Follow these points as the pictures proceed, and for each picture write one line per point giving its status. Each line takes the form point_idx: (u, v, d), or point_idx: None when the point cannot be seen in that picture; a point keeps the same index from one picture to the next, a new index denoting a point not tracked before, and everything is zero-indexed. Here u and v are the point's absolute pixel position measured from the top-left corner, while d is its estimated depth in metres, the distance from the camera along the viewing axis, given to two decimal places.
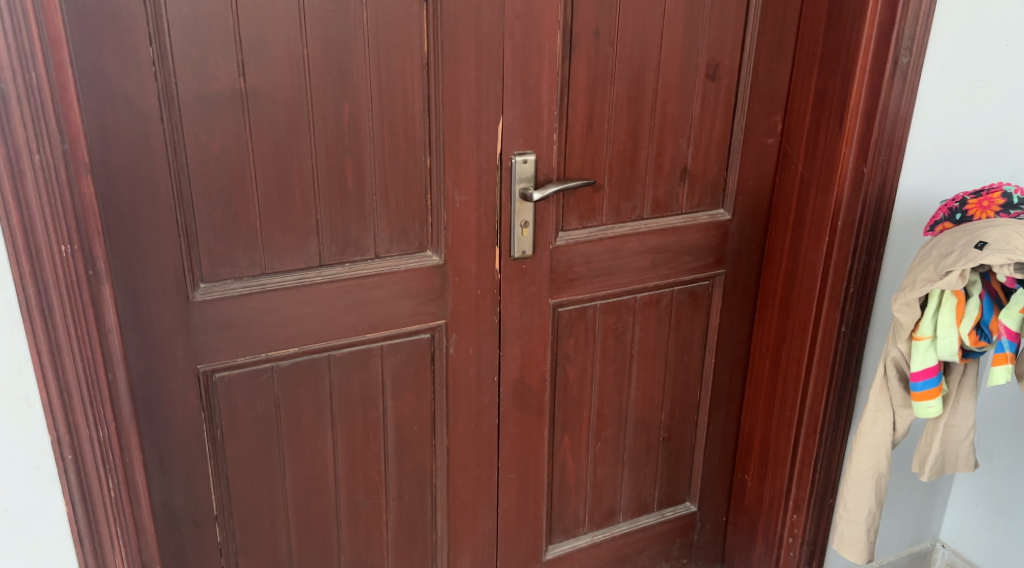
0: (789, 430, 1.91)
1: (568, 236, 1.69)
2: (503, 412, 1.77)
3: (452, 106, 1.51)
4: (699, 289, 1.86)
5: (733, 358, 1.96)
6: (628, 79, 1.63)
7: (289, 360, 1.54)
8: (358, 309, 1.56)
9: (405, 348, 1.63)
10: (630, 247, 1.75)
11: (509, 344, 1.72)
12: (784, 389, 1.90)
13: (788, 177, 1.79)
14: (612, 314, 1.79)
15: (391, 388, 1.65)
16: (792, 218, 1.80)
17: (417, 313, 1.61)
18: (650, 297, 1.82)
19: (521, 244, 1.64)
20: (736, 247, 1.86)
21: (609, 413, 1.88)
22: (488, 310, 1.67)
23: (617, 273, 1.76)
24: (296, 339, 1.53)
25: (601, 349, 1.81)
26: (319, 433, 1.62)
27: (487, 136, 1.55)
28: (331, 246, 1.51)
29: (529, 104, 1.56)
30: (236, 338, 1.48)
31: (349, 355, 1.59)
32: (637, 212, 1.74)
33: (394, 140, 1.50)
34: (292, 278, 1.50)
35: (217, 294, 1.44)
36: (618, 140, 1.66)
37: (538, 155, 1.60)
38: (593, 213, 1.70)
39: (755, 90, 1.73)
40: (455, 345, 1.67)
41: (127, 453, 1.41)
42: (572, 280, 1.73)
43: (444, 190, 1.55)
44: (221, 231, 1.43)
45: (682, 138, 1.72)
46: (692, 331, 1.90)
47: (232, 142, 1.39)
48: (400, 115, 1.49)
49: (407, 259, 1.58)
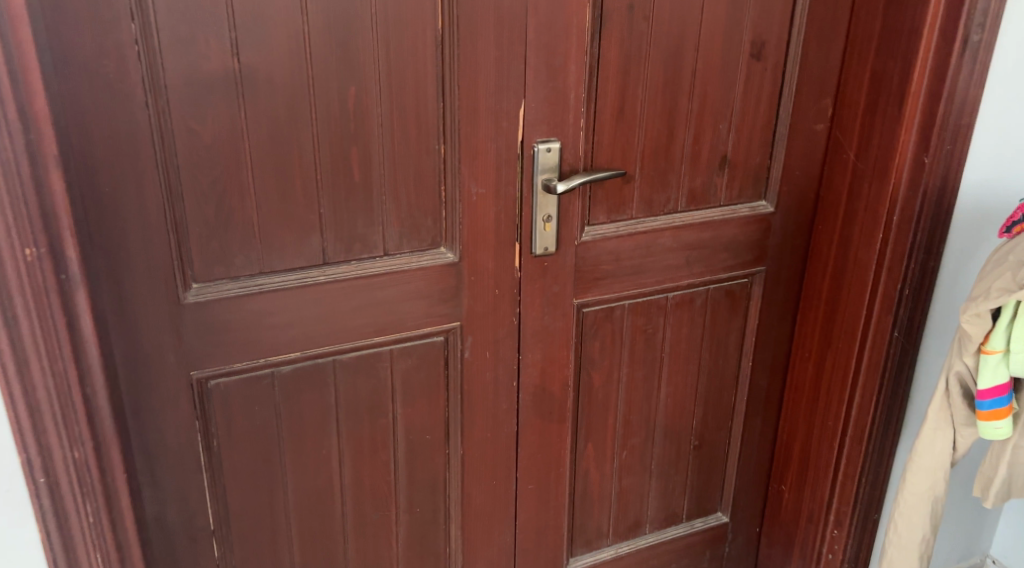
0: (833, 439, 1.76)
1: (595, 231, 1.55)
2: (522, 419, 1.64)
3: (470, 89, 1.36)
4: (737, 288, 1.72)
5: (772, 361, 1.82)
6: (664, 59, 1.47)
7: (289, 366, 1.42)
8: (364, 311, 1.43)
9: (416, 352, 1.50)
10: (663, 243, 1.60)
11: (529, 347, 1.59)
12: (828, 396, 1.76)
13: (839, 166, 1.63)
14: (642, 314, 1.65)
15: (402, 395, 1.52)
16: (842, 212, 1.65)
17: (430, 315, 1.48)
18: (683, 297, 1.67)
19: (543, 240, 1.50)
20: (779, 243, 1.71)
21: (636, 421, 1.75)
22: (507, 312, 1.54)
23: (647, 271, 1.62)
24: (297, 343, 1.40)
25: (628, 352, 1.68)
26: (324, 442, 1.50)
27: (508, 122, 1.41)
28: (336, 243, 1.38)
29: (555, 86, 1.42)
30: (232, 344, 1.36)
31: (355, 360, 1.46)
32: (671, 205, 1.59)
33: (405, 126, 1.35)
34: (293, 278, 1.36)
35: (210, 296, 1.31)
36: (652, 126, 1.51)
37: (564, 143, 1.46)
38: (623, 206, 1.55)
39: (804, 71, 1.57)
40: (470, 348, 1.54)
41: (109, 473, 1.29)
42: (598, 279, 1.58)
43: (460, 181, 1.41)
44: (215, 227, 1.29)
45: (722, 124, 1.57)
46: (728, 334, 1.75)
47: (225, 129, 1.25)
48: (412, 99, 1.34)
49: (419, 257, 1.44)
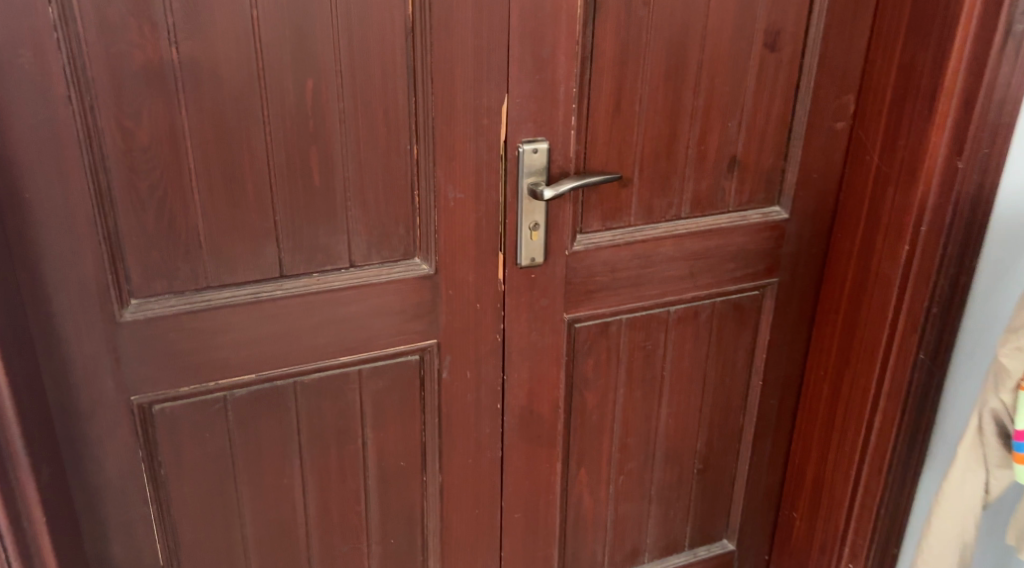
0: (849, 467, 1.60)
1: (589, 239, 1.39)
2: (508, 443, 1.50)
3: (444, 82, 1.21)
4: (747, 302, 1.56)
5: (784, 380, 1.66)
6: (665, 49, 1.31)
7: (244, 389, 1.28)
8: (328, 328, 1.29)
9: (388, 373, 1.36)
10: (664, 253, 1.45)
11: (515, 366, 1.44)
12: (845, 421, 1.60)
13: (861, 169, 1.47)
14: (640, 330, 1.50)
15: (372, 418, 1.38)
16: (864, 219, 1.49)
17: (403, 332, 1.34)
18: (686, 311, 1.52)
19: (529, 250, 1.35)
20: (794, 253, 1.55)
21: (634, 443, 1.60)
22: (489, 329, 1.39)
23: (647, 284, 1.46)
24: (252, 363, 1.26)
25: (625, 371, 1.53)
26: (285, 470, 1.36)
27: (488, 119, 1.26)
28: (295, 254, 1.24)
29: (542, 80, 1.26)
30: (177, 365, 1.22)
31: (319, 382, 1.32)
32: (673, 211, 1.43)
33: (371, 125, 1.20)
34: (245, 292, 1.23)
35: (151, 313, 1.18)
36: (652, 124, 1.36)
37: (553, 142, 1.30)
38: (619, 212, 1.40)
39: (825, 62, 1.41)
40: (449, 368, 1.39)
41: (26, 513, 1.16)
42: (591, 292, 1.43)
43: (434, 184, 1.26)
44: (155, 238, 1.16)
45: (732, 122, 1.40)
46: (736, 351, 1.60)
47: (163, 128, 1.11)
48: (378, 94, 1.19)
49: (389, 268, 1.30)
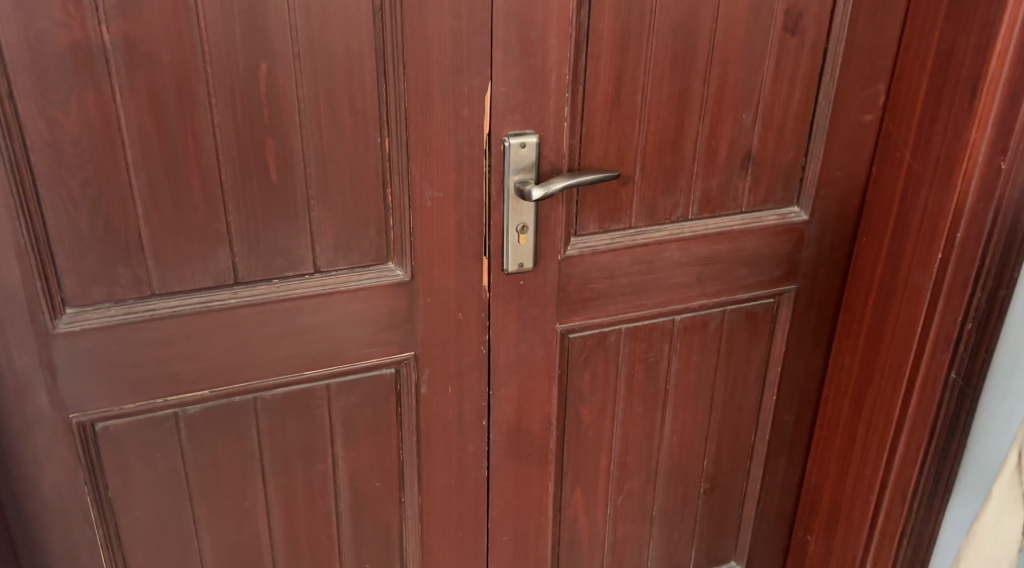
0: (869, 492, 1.47)
1: (584, 243, 1.26)
2: (495, 463, 1.36)
3: (418, 67, 1.08)
4: (761, 310, 1.41)
5: (800, 396, 1.52)
6: (672, 31, 1.17)
7: (197, 405, 1.16)
8: (291, 340, 1.16)
9: (360, 387, 1.23)
10: (668, 257, 1.31)
11: (502, 380, 1.31)
12: (866, 441, 1.46)
13: (890, 166, 1.32)
14: (642, 341, 1.36)
15: (342, 436, 1.26)
16: (892, 223, 1.34)
17: (375, 343, 1.21)
18: (693, 321, 1.38)
19: (517, 255, 1.21)
20: (814, 258, 1.40)
21: (634, 462, 1.46)
22: (473, 340, 1.26)
23: (648, 291, 1.32)
24: (205, 378, 1.14)
25: (625, 385, 1.39)
26: (245, 492, 1.24)
27: (470, 109, 1.12)
28: (252, 258, 1.11)
29: (530, 66, 1.12)
30: (119, 380, 1.11)
31: (281, 397, 1.20)
32: (679, 212, 1.29)
33: (335, 114, 1.08)
34: (195, 300, 1.10)
35: (88, 323, 1.06)
36: (656, 115, 1.21)
37: (543, 135, 1.16)
38: (619, 212, 1.26)
39: (852, 47, 1.26)
40: (427, 383, 1.26)
41: None
42: (587, 300, 1.30)
43: (409, 182, 1.13)
44: (89, 239, 1.04)
45: (746, 113, 1.26)
46: (748, 363, 1.46)
47: (94, 116, 0.99)
48: (342, 80, 1.06)
49: (359, 274, 1.17)
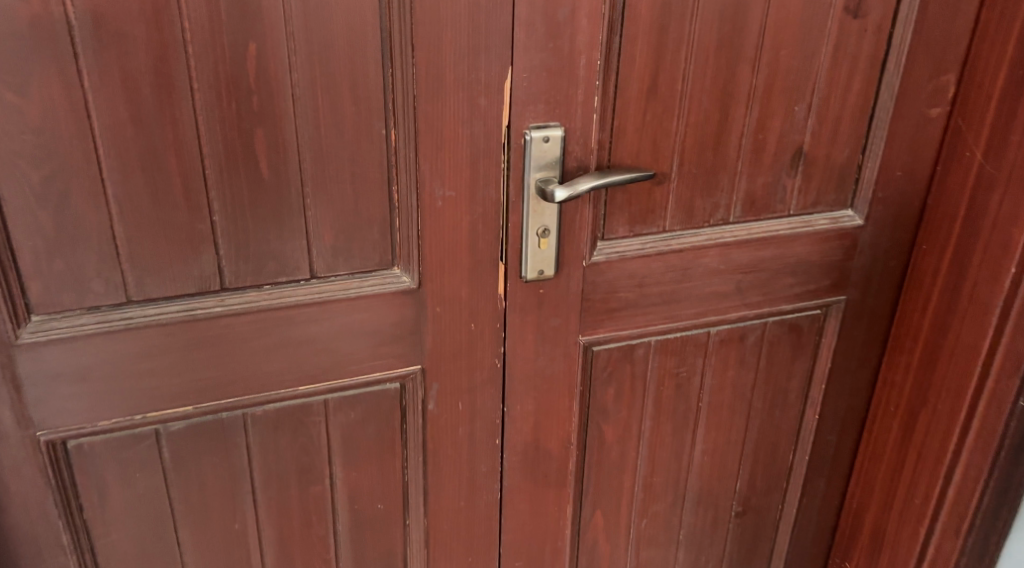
0: (918, 524, 1.33)
1: (612, 248, 1.13)
2: (508, 485, 1.24)
3: (430, 50, 0.95)
4: (806, 323, 1.28)
5: (845, 414, 1.39)
6: (718, 12, 1.03)
7: (180, 423, 1.05)
8: (284, 352, 1.05)
9: (360, 404, 1.12)
10: (706, 264, 1.18)
11: (518, 396, 1.18)
12: (917, 468, 1.32)
13: (957, 167, 1.18)
14: (673, 354, 1.24)
15: (341, 456, 1.14)
16: (958, 230, 1.20)
17: (378, 356, 1.09)
18: (730, 333, 1.25)
19: (536, 261, 1.09)
20: (867, 266, 1.26)
21: (661, 484, 1.34)
22: (486, 352, 1.14)
23: (682, 301, 1.20)
24: (188, 393, 1.03)
25: (653, 401, 1.26)
26: (234, 515, 1.12)
27: (487, 98, 0.99)
28: (241, 263, 0.99)
29: (557, 50, 0.99)
30: (92, 395, 0.99)
31: (273, 414, 1.08)
32: (719, 215, 1.16)
33: (335, 102, 0.95)
34: (177, 308, 0.99)
35: (56, 333, 0.95)
36: (697, 107, 1.08)
37: (569, 128, 1.03)
38: (652, 215, 1.13)
39: (921, 32, 1.11)
40: (435, 398, 1.14)
41: None
42: (614, 310, 1.17)
43: (417, 179, 1.01)
44: (57, 240, 0.92)
45: (799, 106, 1.12)
46: (789, 379, 1.32)
47: (59, 102, 0.87)
48: (343, 64, 0.94)
49: (361, 280, 1.05)
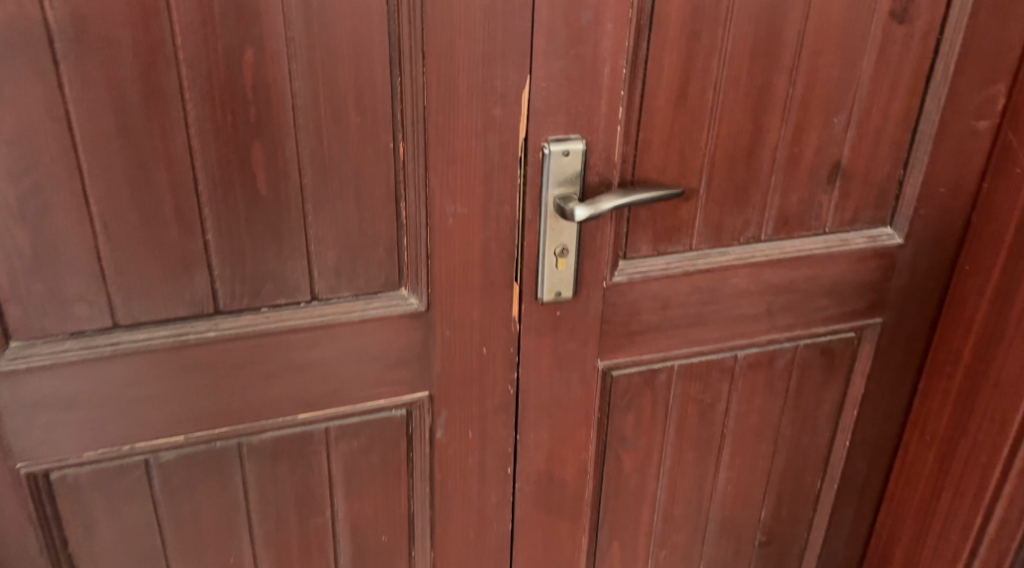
0: (954, 559, 1.26)
1: (635, 268, 1.05)
2: (520, 516, 1.17)
3: (442, 57, 0.88)
4: (839, 346, 1.20)
5: (877, 442, 1.31)
6: (754, 17, 0.95)
7: (171, 453, 0.98)
8: (282, 379, 0.98)
9: (364, 432, 1.04)
10: (734, 285, 1.10)
11: (532, 424, 1.11)
12: (954, 501, 1.25)
13: (1006, 183, 1.10)
14: (697, 379, 1.16)
15: (342, 487, 1.07)
16: (1005, 251, 1.12)
17: (383, 382, 1.02)
18: (758, 357, 1.17)
19: (554, 282, 1.02)
20: (905, 287, 1.18)
21: (681, 514, 1.26)
22: (499, 378, 1.07)
23: (708, 323, 1.12)
24: (180, 421, 0.96)
25: (675, 428, 1.19)
26: (228, 549, 1.06)
27: (503, 109, 0.92)
28: (236, 284, 0.92)
29: (579, 58, 0.91)
30: (77, 424, 0.93)
31: (270, 444, 1.01)
32: (750, 233, 1.08)
33: (339, 112, 0.88)
34: (168, 333, 0.92)
35: (37, 359, 0.88)
36: (728, 119, 1.00)
37: (591, 141, 0.96)
38: (678, 233, 1.05)
39: (971, 39, 1.03)
40: (444, 426, 1.07)
41: None
42: (635, 333, 1.10)
43: (427, 195, 0.93)
44: (37, 260, 0.85)
45: (838, 118, 1.04)
46: (819, 405, 1.25)
47: (38, 112, 0.80)
48: (348, 72, 0.86)
49: (365, 302, 0.97)
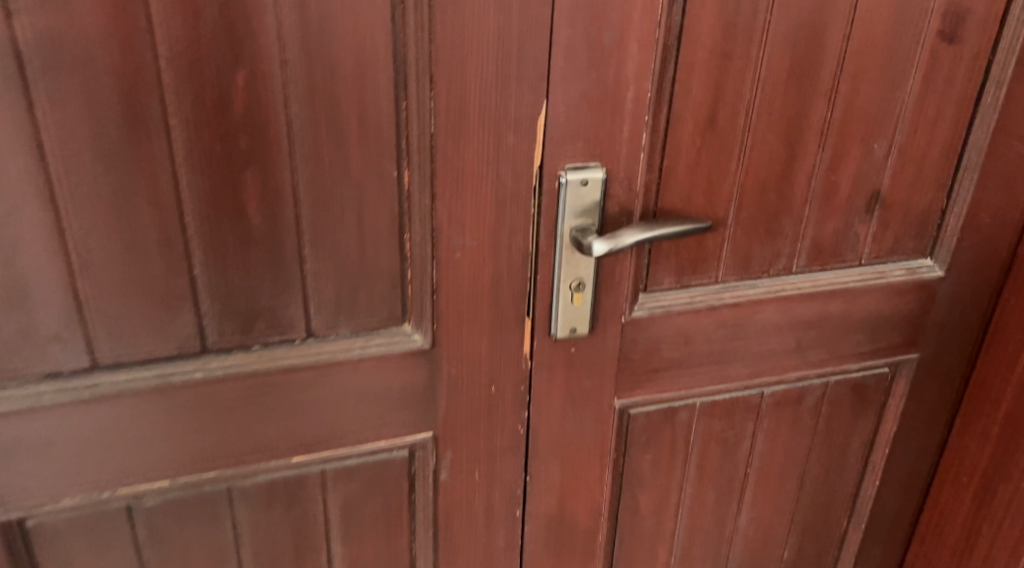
0: None
1: (656, 302, 0.98)
2: (529, 560, 1.10)
3: (451, 79, 0.80)
4: (871, 382, 1.13)
5: (908, 480, 1.23)
6: (792, 37, 0.87)
7: (156, 498, 0.91)
8: (275, 420, 0.91)
9: (363, 475, 0.98)
10: (762, 320, 1.03)
11: (543, 464, 1.04)
12: (991, 547, 1.17)
13: None
14: (719, 417, 1.09)
15: (340, 532, 1.00)
16: None
17: (384, 423, 0.95)
18: (786, 394, 1.10)
19: (568, 318, 0.94)
20: (943, 320, 1.11)
21: (699, 555, 1.19)
22: (508, 418, 0.99)
23: (733, 360, 1.05)
24: (165, 465, 0.90)
25: (695, 468, 1.12)
26: None
27: (517, 135, 0.84)
28: (226, 321, 0.85)
29: (600, 80, 0.84)
30: (54, 469, 0.86)
31: (262, 488, 0.94)
32: (780, 264, 1.00)
33: (339, 139, 0.80)
34: (151, 373, 0.85)
35: (9, 402, 0.82)
36: (761, 145, 0.92)
37: (612, 169, 0.88)
38: (703, 265, 0.98)
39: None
40: (449, 469, 1.00)
41: None
42: (655, 371, 1.02)
43: (433, 226, 0.86)
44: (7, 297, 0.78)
45: (878, 143, 0.96)
46: (849, 442, 1.17)
47: (7, 140, 0.73)
48: (348, 95, 0.79)
49: (365, 339, 0.90)
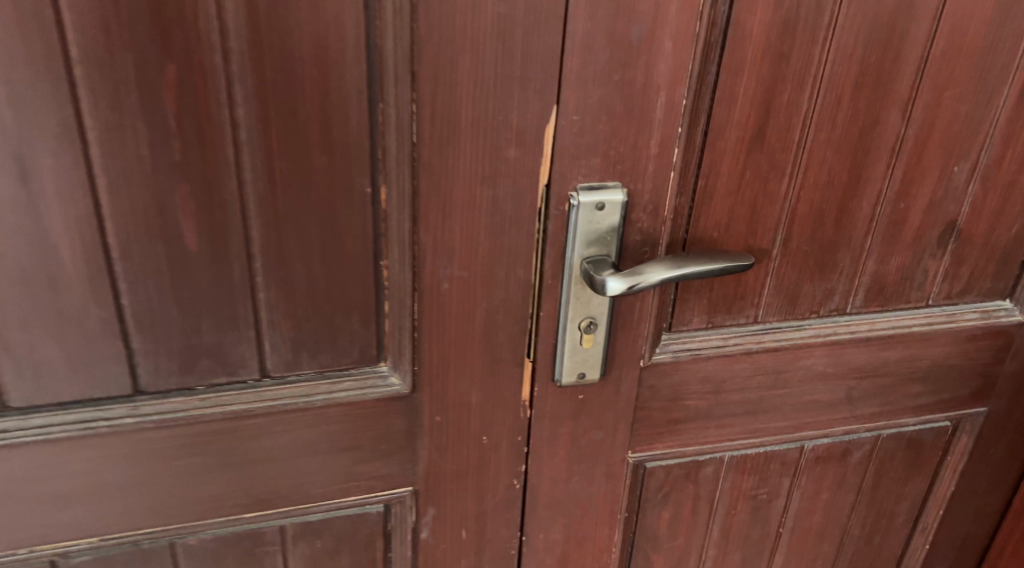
0: None
1: (682, 343, 0.82)
2: None
3: (439, 79, 0.65)
4: (930, 436, 0.97)
5: (963, 545, 1.08)
6: (863, 37, 0.71)
7: (83, 556, 0.77)
8: (223, 472, 0.77)
9: (330, 533, 0.83)
10: (806, 366, 0.87)
11: (543, 523, 0.89)
12: None
13: None
14: (750, 474, 0.93)
15: None
16: None
17: (354, 475, 0.81)
18: (829, 448, 0.94)
19: (576, 362, 0.79)
20: (1019, 370, 0.95)
21: None
22: (502, 472, 0.85)
23: (770, 410, 0.89)
24: (92, 521, 0.76)
25: (719, 527, 0.96)
26: None
27: (520, 148, 0.69)
28: (162, 360, 0.71)
29: (624, 84, 0.68)
30: None
31: (210, 546, 0.80)
32: (832, 304, 0.84)
33: (299, 148, 0.66)
34: (73, 417, 0.71)
35: None
36: (818, 165, 0.76)
37: (635, 191, 0.73)
38: (741, 303, 0.82)
39: None
40: (431, 527, 0.86)
41: None
42: (677, 421, 0.87)
43: (414, 253, 0.71)
44: None
45: (960, 167, 0.80)
46: (899, 502, 1.02)
47: None
48: (311, 96, 0.64)
49: (332, 382, 0.76)
